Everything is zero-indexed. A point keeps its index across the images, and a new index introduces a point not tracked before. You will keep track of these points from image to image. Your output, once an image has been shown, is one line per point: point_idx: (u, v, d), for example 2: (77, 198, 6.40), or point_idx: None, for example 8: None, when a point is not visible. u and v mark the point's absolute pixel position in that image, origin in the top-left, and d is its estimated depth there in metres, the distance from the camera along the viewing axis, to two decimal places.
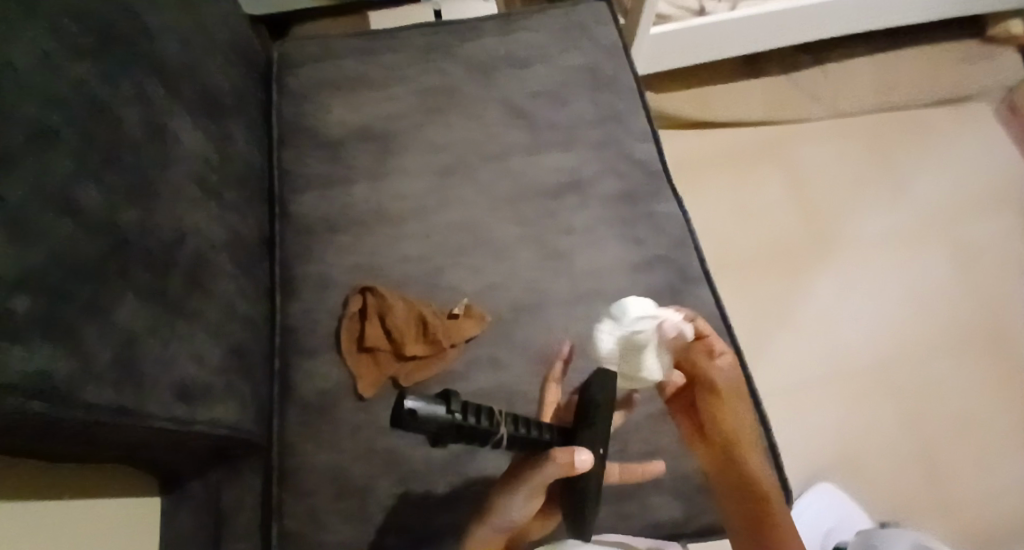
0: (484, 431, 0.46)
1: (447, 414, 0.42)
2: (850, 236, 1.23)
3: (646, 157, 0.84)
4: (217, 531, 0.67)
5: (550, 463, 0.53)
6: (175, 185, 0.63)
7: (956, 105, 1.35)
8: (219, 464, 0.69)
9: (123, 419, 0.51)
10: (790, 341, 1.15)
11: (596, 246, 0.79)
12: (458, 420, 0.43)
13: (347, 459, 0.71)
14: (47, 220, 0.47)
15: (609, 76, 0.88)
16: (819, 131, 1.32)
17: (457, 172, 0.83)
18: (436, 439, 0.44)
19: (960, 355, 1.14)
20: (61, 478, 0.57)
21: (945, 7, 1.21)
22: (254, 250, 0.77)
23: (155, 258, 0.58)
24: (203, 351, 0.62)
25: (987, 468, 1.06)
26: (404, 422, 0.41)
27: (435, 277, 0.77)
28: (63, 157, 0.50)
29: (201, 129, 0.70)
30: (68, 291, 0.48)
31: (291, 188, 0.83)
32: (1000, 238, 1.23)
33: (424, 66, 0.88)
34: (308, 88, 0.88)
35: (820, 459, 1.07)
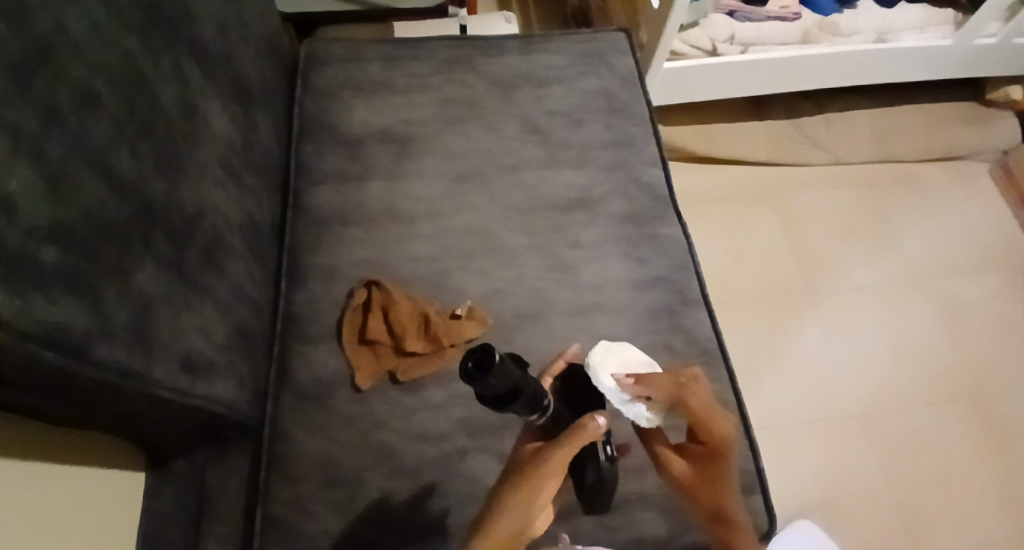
0: (530, 399, 0.46)
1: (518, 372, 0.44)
2: (842, 281, 1.27)
3: (654, 182, 0.87)
4: (201, 511, 0.67)
5: (577, 437, 0.50)
6: (201, 163, 0.65)
7: (951, 164, 1.40)
8: (210, 443, 0.69)
9: (129, 383, 0.51)
10: (777, 379, 1.17)
11: (600, 262, 0.81)
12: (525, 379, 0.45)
13: (339, 449, 0.71)
14: (83, 179, 0.49)
15: (624, 102, 0.92)
16: (816, 179, 1.37)
17: (471, 179, 0.85)
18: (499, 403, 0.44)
19: (941, 405, 1.16)
20: (53, 443, 0.57)
21: (945, 69, 1.26)
22: (266, 236, 0.78)
23: (177, 230, 0.59)
24: (211, 327, 0.63)
25: (963, 519, 1.07)
26: (477, 383, 0.41)
27: (442, 278, 0.79)
28: (102, 122, 0.52)
29: (230, 113, 0.72)
30: (95, 249, 0.49)
31: (307, 181, 0.85)
32: (985, 295, 1.27)
33: (446, 77, 0.92)
34: (332, 87, 0.91)
35: (799, 497, 1.08)
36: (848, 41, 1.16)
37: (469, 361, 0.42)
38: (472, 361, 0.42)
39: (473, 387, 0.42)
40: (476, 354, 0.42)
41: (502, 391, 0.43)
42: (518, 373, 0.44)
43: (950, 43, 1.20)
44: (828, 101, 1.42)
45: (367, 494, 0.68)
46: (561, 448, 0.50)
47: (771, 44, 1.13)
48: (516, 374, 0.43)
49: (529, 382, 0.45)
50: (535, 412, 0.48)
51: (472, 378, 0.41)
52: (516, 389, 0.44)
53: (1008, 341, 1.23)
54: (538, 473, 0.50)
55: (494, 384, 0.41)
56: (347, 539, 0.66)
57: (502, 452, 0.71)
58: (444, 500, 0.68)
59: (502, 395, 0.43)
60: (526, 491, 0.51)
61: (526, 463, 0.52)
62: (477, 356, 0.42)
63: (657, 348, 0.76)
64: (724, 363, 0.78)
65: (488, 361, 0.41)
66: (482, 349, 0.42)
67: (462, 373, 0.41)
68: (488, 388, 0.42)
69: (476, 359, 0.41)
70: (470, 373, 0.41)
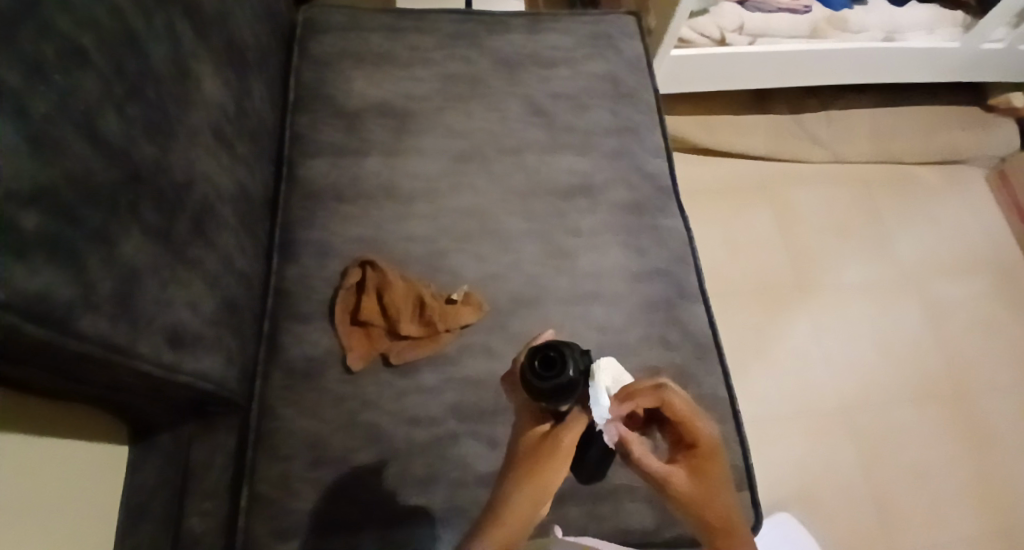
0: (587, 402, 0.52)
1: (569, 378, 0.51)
2: (832, 279, 1.27)
3: (657, 172, 0.86)
4: (183, 483, 0.64)
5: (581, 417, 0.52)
6: (192, 128, 0.62)
7: (947, 167, 1.41)
8: (195, 417, 0.67)
9: (112, 356, 0.49)
10: (764, 374, 1.18)
11: (600, 251, 0.80)
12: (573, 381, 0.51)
13: (327, 428, 0.69)
14: (70, 139, 0.46)
15: (630, 88, 0.90)
16: (813, 176, 1.37)
17: (472, 159, 0.83)
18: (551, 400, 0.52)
19: (922, 407, 1.18)
20: (39, 415, 0.56)
21: (948, 71, 1.26)
22: (258, 208, 0.76)
23: (165, 198, 0.57)
24: (198, 300, 0.61)
25: (936, 520, 1.10)
26: (539, 376, 0.50)
27: (438, 259, 0.78)
28: (90, 81, 0.49)
29: (224, 77, 0.69)
30: (80, 214, 0.46)
31: (302, 152, 0.82)
32: (971, 300, 1.28)
33: (450, 52, 0.89)
34: (331, 56, 0.88)
35: (778, 491, 1.09)
36: (854, 38, 1.15)
37: (536, 363, 0.52)
38: (538, 362, 0.52)
39: (538, 382, 0.51)
40: (542, 356, 0.52)
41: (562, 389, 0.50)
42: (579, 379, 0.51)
43: (958, 46, 1.20)
44: (832, 97, 1.41)
45: (356, 475, 0.67)
46: (567, 433, 0.51)
47: (778, 37, 1.11)
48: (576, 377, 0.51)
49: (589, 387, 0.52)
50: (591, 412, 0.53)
51: (537, 373, 0.51)
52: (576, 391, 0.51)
53: (991, 346, 1.24)
54: (547, 459, 0.50)
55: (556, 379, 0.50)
56: (333, 520, 0.65)
57: (494, 438, 0.70)
58: (432, 484, 0.68)
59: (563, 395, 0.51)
60: (538, 478, 0.50)
61: (530, 451, 0.52)
62: (542, 357, 0.52)
63: (653, 341, 0.76)
64: (720, 358, 0.77)
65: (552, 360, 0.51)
66: (547, 351, 0.52)
67: (529, 371, 0.51)
68: (549, 383, 0.50)
69: (542, 358, 0.51)
70: (535, 369, 0.51)
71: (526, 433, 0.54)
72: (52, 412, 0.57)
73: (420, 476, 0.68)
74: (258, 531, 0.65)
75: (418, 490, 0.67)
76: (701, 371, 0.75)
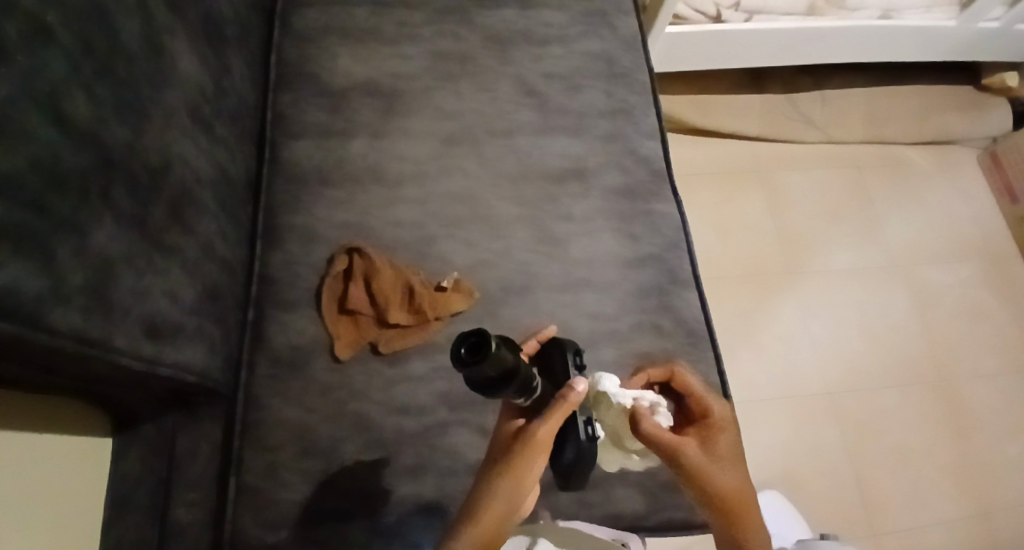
0: (522, 383, 0.46)
1: (504, 360, 0.43)
2: (821, 262, 1.27)
3: (652, 155, 0.84)
4: (169, 472, 0.62)
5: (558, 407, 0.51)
6: (168, 109, 0.59)
7: (938, 147, 1.41)
8: (177, 407, 0.64)
9: (86, 350, 0.46)
10: (752, 356, 1.18)
11: (593, 236, 0.78)
12: (509, 364, 0.44)
13: (315, 418, 0.68)
14: (34, 122, 0.43)
15: (624, 67, 0.88)
16: (804, 156, 1.36)
17: (461, 142, 0.81)
18: (480, 384, 0.44)
19: (906, 389, 1.20)
20: (17, 405, 0.52)
21: (945, 49, 1.24)
22: (240, 192, 0.73)
23: (139, 183, 0.53)
24: (178, 289, 0.58)
25: (916, 499, 1.12)
26: (469, 367, 0.42)
27: (427, 245, 0.76)
28: (56, 60, 0.45)
29: (201, 54, 0.65)
30: (47, 203, 0.43)
31: (285, 133, 0.79)
32: (957, 283, 1.29)
33: (438, 28, 0.86)
34: (315, 32, 0.85)
35: (763, 470, 1.11)
36: (853, 15, 1.13)
37: (462, 346, 0.43)
38: (464, 345, 0.43)
39: (465, 370, 0.42)
40: (469, 339, 0.43)
41: (493, 377, 0.43)
42: (511, 362, 0.44)
43: (954, 25, 1.18)
44: (828, 76, 1.37)
45: (345, 465, 0.66)
46: (543, 426, 0.51)
47: (776, 13, 1.09)
48: (508, 361, 0.43)
49: (521, 367, 0.46)
50: (526, 395, 0.49)
51: (464, 362, 0.42)
52: (508, 376, 0.44)
53: (975, 328, 1.26)
54: (524, 454, 0.51)
55: (485, 368, 0.42)
56: (323, 509, 0.65)
57: (484, 427, 0.69)
58: (423, 472, 0.67)
59: (494, 380, 0.44)
60: (514, 471, 0.51)
61: (506, 446, 0.52)
62: (470, 341, 0.43)
63: (645, 328, 0.75)
64: (712, 346, 0.77)
65: (481, 346, 0.42)
66: (475, 335, 0.43)
67: (454, 358, 0.42)
68: (480, 373, 0.42)
69: (469, 343, 0.43)
70: (462, 356, 0.42)
71: (504, 423, 0.54)
72: (30, 403, 0.53)
73: (410, 464, 0.67)
74: (246, 521, 0.64)
75: (407, 478, 0.66)
76: (692, 358, 0.75)
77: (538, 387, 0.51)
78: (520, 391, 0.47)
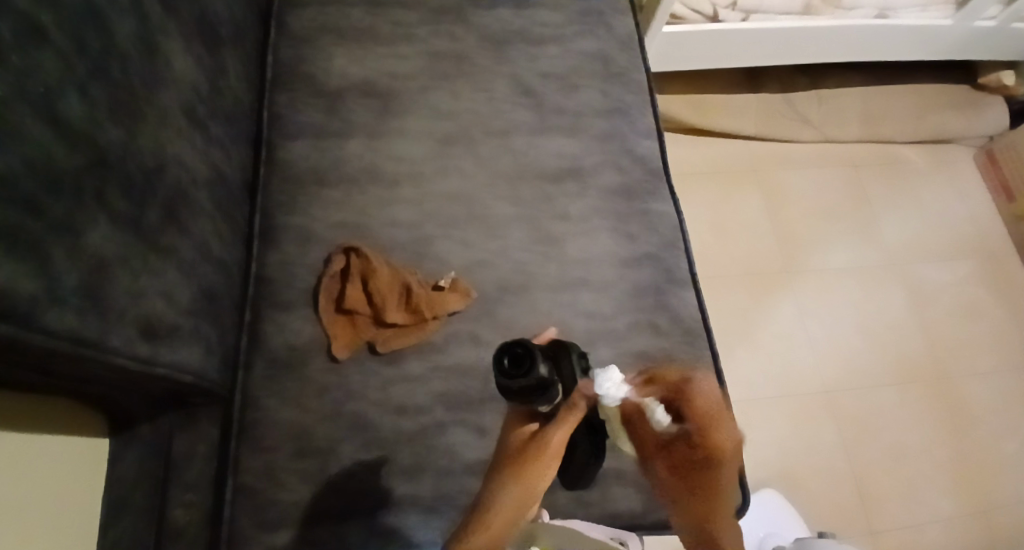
0: (559, 396, 0.48)
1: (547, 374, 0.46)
2: (818, 261, 1.27)
3: (648, 154, 0.84)
4: (164, 475, 0.61)
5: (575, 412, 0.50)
6: (163, 110, 0.59)
7: (934, 146, 1.41)
8: (173, 408, 0.63)
9: (82, 350, 0.46)
10: (749, 356, 1.18)
11: (589, 236, 0.79)
12: (551, 378, 0.46)
13: (312, 419, 0.68)
14: (27, 123, 0.43)
15: (620, 67, 0.88)
16: (802, 155, 1.36)
17: (458, 142, 0.81)
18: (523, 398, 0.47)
19: (904, 387, 1.20)
20: (12, 408, 0.52)
21: (942, 48, 1.24)
22: (236, 192, 0.73)
23: (134, 184, 0.53)
24: (174, 290, 0.58)
25: (914, 498, 1.12)
26: (510, 377, 0.45)
27: (424, 245, 0.76)
28: (50, 60, 0.45)
29: (196, 55, 0.65)
30: (40, 204, 0.43)
31: (281, 133, 0.79)
32: (955, 281, 1.30)
33: (435, 28, 0.86)
34: (310, 33, 0.85)
35: (760, 468, 1.11)
36: (849, 14, 1.13)
37: (506, 359, 0.47)
38: (507, 356, 0.46)
39: (505, 380, 0.46)
40: (513, 351, 0.46)
41: (530, 389, 0.46)
42: (549, 377, 0.46)
43: (950, 24, 1.18)
44: (825, 75, 1.38)
45: (342, 464, 0.66)
46: (556, 432, 0.50)
47: (772, 13, 1.09)
48: (548, 375, 0.46)
49: (559, 382, 0.48)
50: (548, 403, 0.48)
51: (505, 371, 0.46)
52: (544, 389, 0.46)
53: (972, 326, 1.26)
54: (540, 461, 0.50)
55: (522, 381, 0.45)
56: (321, 509, 0.65)
57: (482, 426, 0.69)
58: (420, 471, 0.67)
59: (535, 393, 0.46)
60: (527, 477, 0.51)
61: (519, 452, 0.51)
62: (512, 353, 0.46)
63: (642, 327, 0.75)
64: (708, 343, 0.77)
65: (524, 358, 0.46)
66: (518, 346, 0.46)
67: (497, 368, 0.46)
68: (521, 383, 0.45)
69: (513, 355, 0.46)
70: (505, 367, 0.46)
71: (512, 426, 0.53)
72: (25, 405, 0.53)
73: (407, 464, 0.67)
74: (243, 521, 0.64)
75: (405, 478, 0.66)
76: (688, 356, 0.75)
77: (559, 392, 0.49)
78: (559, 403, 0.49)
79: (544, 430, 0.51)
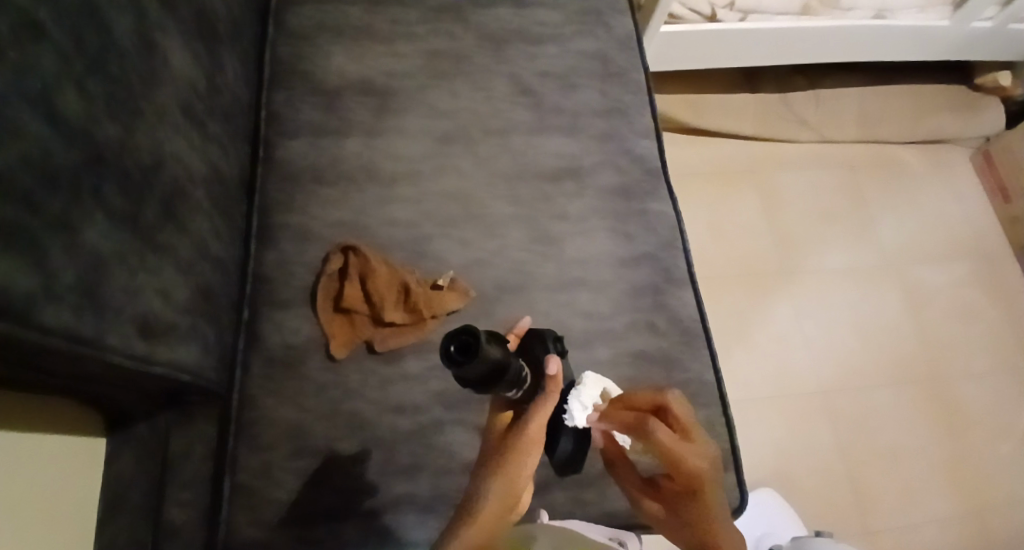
0: (513, 377, 0.46)
1: (496, 356, 0.43)
2: (815, 262, 1.28)
3: (646, 155, 0.84)
4: (161, 474, 0.60)
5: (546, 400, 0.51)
6: (160, 107, 0.58)
7: (930, 147, 1.42)
8: (170, 406, 0.62)
9: (80, 348, 0.45)
10: (746, 356, 1.19)
11: (588, 236, 0.79)
12: (500, 359, 0.44)
13: (310, 418, 0.68)
14: (24, 119, 0.43)
15: (619, 67, 0.88)
16: (799, 156, 1.36)
17: (456, 141, 0.81)
18: (472, 384, 0.45)
19: (901, 388, 1.20)
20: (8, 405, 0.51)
21: (939, 48, 1.25)
22: (234, 190, 0.73)
23: (132, 181, 0.53)
24: (170, 287, 0.58)
25: (909, 498, 1.13)
26: (459, 365, 0.42)
27: (422, 244, 0.76)
28: (47, 57, 0.45)
29: (194, 53, 0.65)
30: (38, 201, 0.43)
31: (279, 132, 0.79)
32: (951, 282, 1.30)
33: (433, 27, 0.86)
34: (308, 31, 0.84)
35: (756, 469, 1.11)
36: (847, 15, 1.13)
37: (451, 346, 0.43)
38: (455, 344, 0.43)
39: (456, 369, 0.43)
40: (459, 338, 0.43)
41: (485, 373, 0.43)
42: (501, 356, 0.44)
43: (947, 25, 1.18)
44: (822, 76, 1.38)
45: (339, 463, 0.66)
46: (532, 418, 0.51)
47: (770, 13, 1.09)
48: (498, 357, 0.44)
49: (512, 361, 0.46)
50: (517, 387, 0.48)
51: (454, 360, 0.42)
52: (499, 370, 0.44)
53: (969, 327, 1.27)
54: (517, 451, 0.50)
55: (473, 368, 0.42)
56: (318, 509, 0.65)
57: (480, 425, 0.69)
58: (417, 471, 0.67)
59: (488, 377, 0.44)
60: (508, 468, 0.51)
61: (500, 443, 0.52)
62: (460, 340, 0.43)
63: (640, 327, 0.75)
64: (707, 343, 0.77)
65: (472, 344, 0.43)
66: (465, 332, 0.43)
67: (445, 357, 0.43)
68: (472, 371, 0.43)
69: (460, 342, 0.43)
70: (452, 355, 0.42)
71: (494, 420, 0.54)
72: (20, 402, 0.53)
73: (405, 463, 0.67)
74: (241, 520, 0.64)
75: (403, 478, 0.66)
76: (686, 356, 0.75)
77: (526, 377, 0.50)
78: (515, 385, 0.48)
79: (521, 418, 0.52)
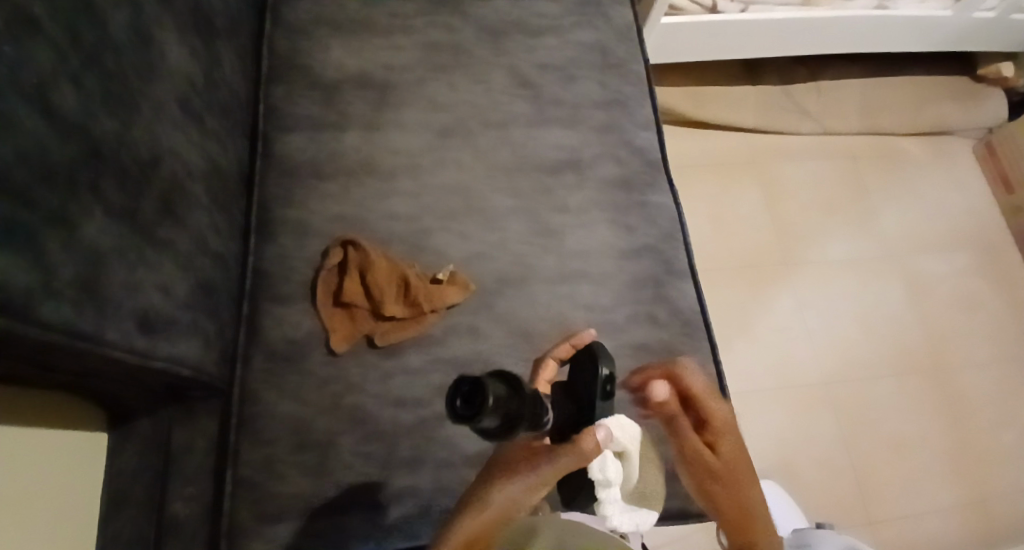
0: (530, 414, 0.43)
1: (507, 395, 0.40)
2: (818, 254, 1.27)
3: (647, 146, 0.84)
4: (164, 469, 0.60)
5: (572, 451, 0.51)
6: (157, 101, 0.58)
7: (932, 138, 1.41)
8: (172, 401, 0.62)
9: (79, 343, 0.45)
10: (748, 350, 1.18)
11: (589, 228, 0.78)
12: (511, 394, 0.40)
13: (311, 412, 0.68)
14: (20, 113, 0.42)
15: (619, 58, 0.88)
16: (801, 149, 1.36)
17: (456, 134, 0.81)
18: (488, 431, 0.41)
19: (904, 379, 1.20)
20: (9, 402, 0.51)
21: (941, 38, 1.24)
22: (233, 185, 0.73)
23: (129, 176, 0.53)
24: (170, 282, 0.58)
25: (911, 490, 1.13)
26: (467, 420, 0.38)
27: (422, 238, 0.76)
28: (42, 51, 0.45)
29: (190, 46, 0.64)
30: (35, 196, 0.43)
31: (278, 126, 0.79)
32: (952, 274, 1.30)
33: (432, 19, 0.86)
34: (306, 25, 0.84)
35: (760, 461, 1.11)
36: (848, 6, 1.12)
37: (456, 400, 0.39)
38: (459, 397, 0.39)
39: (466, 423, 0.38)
40: (462, 390, 0.39)
41: (500, 420, 0.39)
42: (508, 394, 0.40)
43: (949, 14, 1.18)
44: (823, 68, 1.36)
45: (341, 457, 0.66)
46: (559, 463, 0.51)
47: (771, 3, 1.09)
48: (508, 399, 0.40)
49: (527, 399, 0.42)
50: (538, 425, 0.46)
51: (462, 416, 0.38)
52: (514, 413, 0.40)
53: (971, 319, 1.26)
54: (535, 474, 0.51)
55: (485, 418, 0.37)
56: (321, 501, 0.65)
57: None
58: (418, 463, 0.67)
59: (503, 424, 0.40)
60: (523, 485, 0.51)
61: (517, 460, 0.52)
62: (463, 391, 0.38)
63: (641, 319, 0.75)
64: (708, 334, 0.77)
65: (476, 396, 0.38)
66: (468, 383, 0.39)
67: (454, 416, 0.38)
68: (482, 424, 0.38)
69: (463, 393, 0.38)
70: (458, 411, 0.38)
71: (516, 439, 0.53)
72: (20, 400, 0.53)
73: (406, 456, 0.67)
74: (243, 514, 0.64)
75: (405, 470, 0.66)
76: (687, 348, 0.75)
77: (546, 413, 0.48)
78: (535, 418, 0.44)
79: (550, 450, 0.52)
